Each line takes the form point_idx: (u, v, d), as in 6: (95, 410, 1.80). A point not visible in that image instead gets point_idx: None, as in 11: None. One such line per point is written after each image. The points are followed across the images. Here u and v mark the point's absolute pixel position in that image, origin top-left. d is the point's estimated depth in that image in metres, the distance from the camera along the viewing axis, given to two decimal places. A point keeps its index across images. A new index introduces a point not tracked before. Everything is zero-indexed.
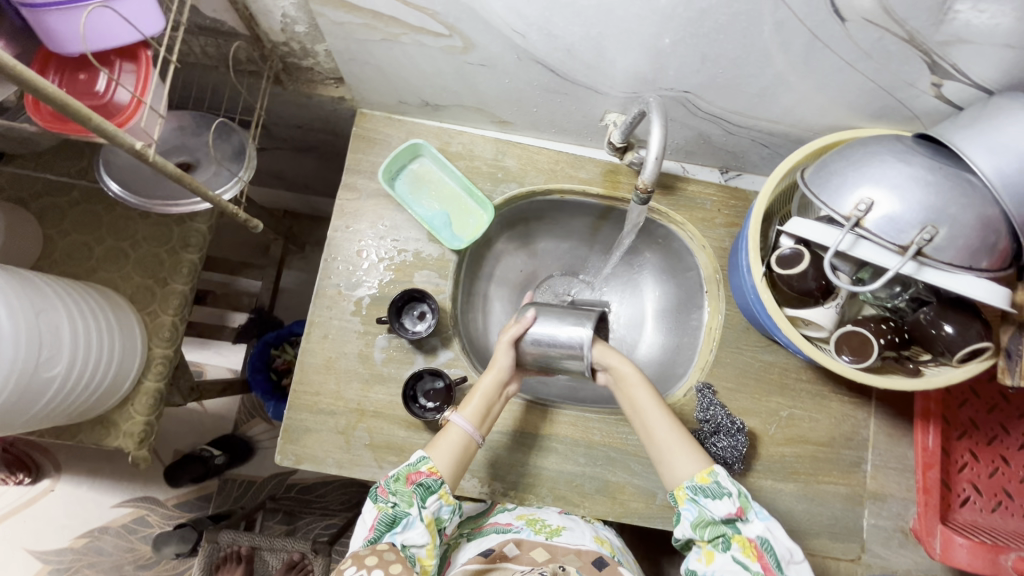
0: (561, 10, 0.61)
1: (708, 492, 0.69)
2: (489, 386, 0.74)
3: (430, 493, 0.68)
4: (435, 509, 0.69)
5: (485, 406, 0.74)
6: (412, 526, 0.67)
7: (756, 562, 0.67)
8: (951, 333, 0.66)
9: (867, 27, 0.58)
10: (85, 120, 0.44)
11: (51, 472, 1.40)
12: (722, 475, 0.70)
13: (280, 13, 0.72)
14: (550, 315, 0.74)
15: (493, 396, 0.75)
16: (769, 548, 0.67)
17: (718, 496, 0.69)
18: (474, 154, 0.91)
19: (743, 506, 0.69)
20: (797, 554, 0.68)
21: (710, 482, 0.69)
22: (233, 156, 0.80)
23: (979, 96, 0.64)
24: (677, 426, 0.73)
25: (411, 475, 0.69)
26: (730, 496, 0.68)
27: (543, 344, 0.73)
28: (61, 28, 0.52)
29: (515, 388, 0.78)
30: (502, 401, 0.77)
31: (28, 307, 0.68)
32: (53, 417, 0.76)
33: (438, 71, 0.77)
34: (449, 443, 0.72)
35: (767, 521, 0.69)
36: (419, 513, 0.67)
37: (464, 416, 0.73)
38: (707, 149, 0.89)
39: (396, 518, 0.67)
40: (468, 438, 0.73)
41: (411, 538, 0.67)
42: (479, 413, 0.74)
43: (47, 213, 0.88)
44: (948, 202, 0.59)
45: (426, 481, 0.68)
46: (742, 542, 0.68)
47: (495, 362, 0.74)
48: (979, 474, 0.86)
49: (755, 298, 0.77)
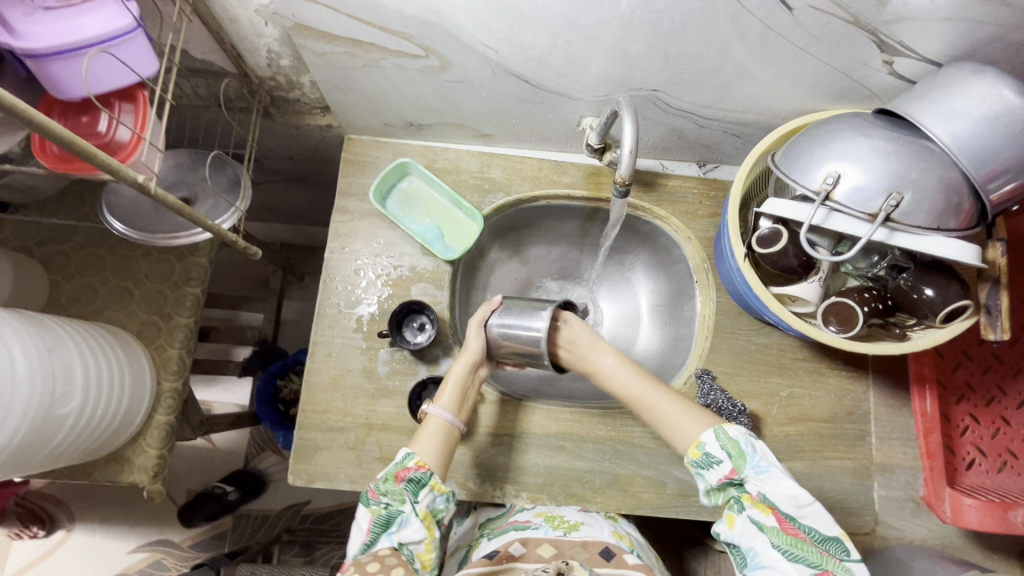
0: (528, 22, 0.65)
1: (702, 462, 0.72)
2: (461, 371, 0.79)
3: (421, 487, 0.70)
4: (429, 501, 0.71)
5: (460, 393, 0.79)
6: (407, 523, 0.68)
7: (769, 516, 0.67)
8: (932, 296, 0.68)
9: (813, 14, 0.62)
10: (90, 157, 0.47)
11: (65, 523, 1.40)
12: (710, 444, 0.71)
13: (265, 49, 0.76)
14: (516, 308, 0.81)
15: (467, 380, 0.80)
16: (773, 500, 0.67)
17: (711, 465, 0.71)
18: (460, 168, 0.95)
19: (737, 467, 0.69)
20: (806, 497, 0.67)
21: (700, 455, 0.71)
22: (229, 187, 0.84)
23: (929, 69, 0.68)
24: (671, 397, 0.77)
25: (400, 473, 0.71)
26: (721, 463, 0.70)
27: (508, 330, 0.80)
28: (64, 74, 0.55)
29: (484, 373, 0.83)
30: (476, 386, 0.81)
31: (40, 346, 0.70)
32: (69, 454, 0.77)
33: (419, 92, 0.81)
34: (430, 433, 0.75)
35: (768, 471, 0.68)
36: (412, 508, 0.69)
37: (441, 405, 0.77)
38: (683, 144, 0.93)
39: (389, 519, 0.68)
40: (448, 424, 0.76)
41: (407, 535, 0.68)
42: (455, 399, 0.78)
43: (52, 260, 0.91)
44: (910, 168, 0.62)
45: (415, 475, 0.70)
46: (750, 499, 0.69)
47: (468, 345, 0.80)
48: (982, 436, 0.87)
49: (742, 282, 0.79)
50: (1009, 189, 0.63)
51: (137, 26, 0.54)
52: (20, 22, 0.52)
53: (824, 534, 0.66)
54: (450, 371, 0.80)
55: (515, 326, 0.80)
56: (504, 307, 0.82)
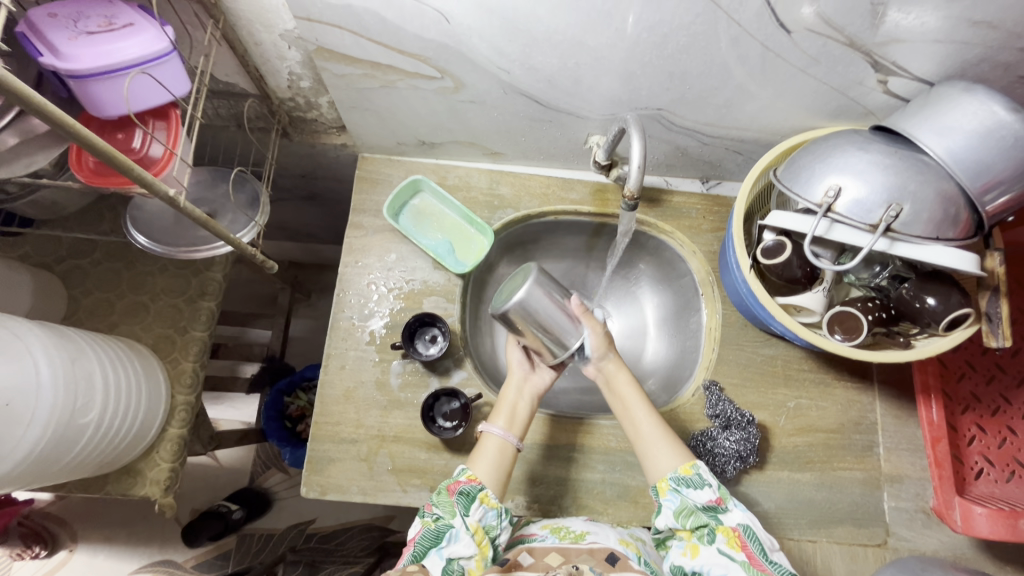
0: (539, 45, 0.68)
1: (690, 483, 0.72)
2: (517, 381, 0.83)
3: (471, 500, 0.72)
4: (480, 515, 0.71)
5: (512, 408, 0.81)
6: (456, 538, 0.69)
7: (740, 552, 0.69)
8: (934, 305, 0.70)
9: (811, 36, 0.65)
10: (128, 169, 0.50)
11: (68, 543, 1.39)
12: (703, 468, 0.74)
13: (286, 71, 0.80)
14: (551, 289, 0.74)
15: (518, 397, 0.82)
16: (751, 535, 0.69)
17: (699, 486, 0.72)
18: (470, 185, 0.98)
19: (722, 496, 0.72)
20: (776, 544, 0.71)
21: (692, 474, 0.73)
22: (249, 204, 0.86)
23: (922, 88, 0.71)
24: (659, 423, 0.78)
25: (451, 486, 0.74)
26: (710, 486, 0.72)
27: (544, 316, 0.74)
28: (104, 94, 0.58)
29: (544, 382, 0.84)
30: (530, 399, 0.82)
31: (64, 355, 0.72)
32: (84, 465, 0.78)
33: (432, 112, 0.84)
34: (486, 451, 0.77)
35: (746, 510, 0.72)
36: (462, 522, 0.70)
37: (496, 424, 0.79)
38: (686, 161, 0.96)
39: (438, 534, 0.69)
40: (503, 442, 0.77)
41: (456, 550, 0.68)
42: (508, 415, 0.80)
43: (71, 275, 0.93)
44: (907, 181, 0.64)
45: (466, 488, 0.72)
46: (725, 531, 0.70)
47: (512, 363, 0.85)
48: (989, 446, 0.88)
49: (748, 292, 0.81)
50: (1004, 201, 0.65)
51: (173, 49, 0.58)
52: (64, 45, 0.55)
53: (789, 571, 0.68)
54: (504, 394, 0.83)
55: (564, 296, 0.76)
56: (538, 282, 0.73)
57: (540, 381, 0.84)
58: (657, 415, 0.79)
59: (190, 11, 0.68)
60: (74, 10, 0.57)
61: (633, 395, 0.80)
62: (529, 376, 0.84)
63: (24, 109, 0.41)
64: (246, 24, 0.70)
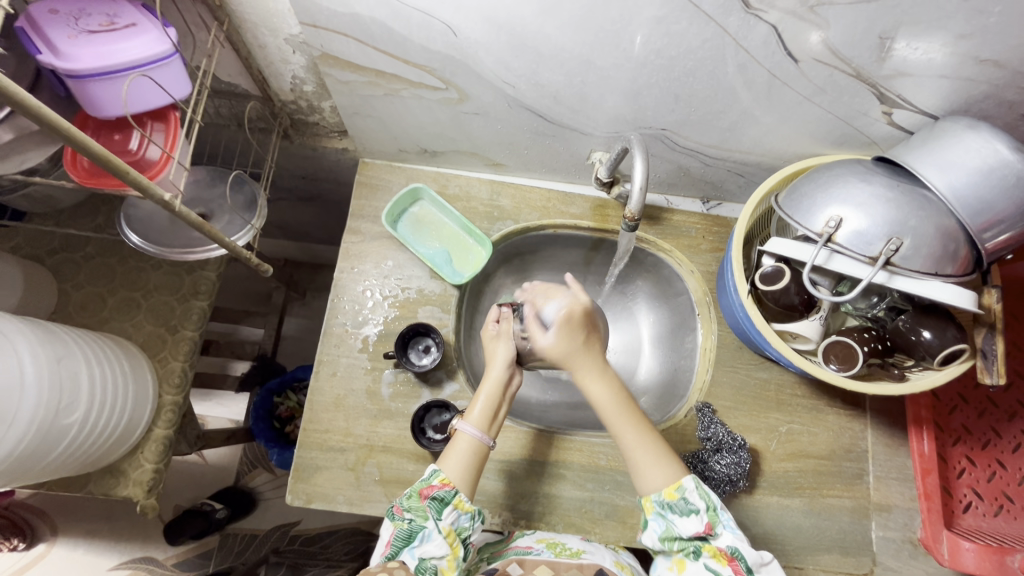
0: (546, 62, 0.68)
1: (676, 508, 0.70)
2: (500, 377, 0.79)
3: (445, 505, 0.70)
4: (453, 518, 0.70)
5: (491, 408, 0.78)
6: (429, 539, 0.69)
7: (727, 568, 0.66)
8: (930, 338, 0.70)
9: (818, 66, 0.65)
10: (123, 173, 0.50)
11: (47, 537, 1.35)
12: (690, 491, 0.71)
13: (290, 75, 0.79)
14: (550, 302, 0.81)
15: (498, 398, 0.79)
16: (740, 556, 0.67)
17: (685, 512, 0.70)
18: (471, 195, 0.98)
19: (711, 522, 0.69)
20: (766, 557, 0.69)
21: (677, 498, 0.70)
22: (246, 206, 0.85)
23: (926, 121, 0.71)
24: (654, 440, 0.74)
25: (424, 490, 0.72)
26: (697, 513, 0.69)
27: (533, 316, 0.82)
28: (103, 94, 0.57)
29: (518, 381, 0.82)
30: (508, 400, 0.81)
31: (49, 354, 0.71)
32: (66, 466, 0.76)
33: (435, 121, 0.84)
34: (459, 451, 0.75)
35: (736, 531, 0.69)
36: (435, 525, 0.69)
37: (471, 422, 0.77)
38: (688, 181, 0.96)
39: (412, 533, 0.69)
40: (478, 442, 0.75)
41: (429, 550, 0.68)
42: (486, 416, 0.78)
43: (63, 268, 0.92)
44: (909, 215, 0.64)
45: (439, 493, 0.70)
46: (712, 550, 0.69)
47: (496, 354, 0.81)
48: (978, 479, 0.89)
49: (744, 316, 0.80)
50: (1004, 239, 0.65)
51: (174, 52, 0.57)
52: (63, 43, 0.54)
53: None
54: (480, 389, 0.80)
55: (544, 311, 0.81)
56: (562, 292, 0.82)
57: (518, 382, 0.82)
58: (652, 432, 0.74)
59: (195, 12, 0.67)
60: (76, 7, 0.56)
61: (618, 419, 0.74)
62: (509, 375, 0.81)
63: (14, 109, 0.40)
64: (251, 26, 0.69)
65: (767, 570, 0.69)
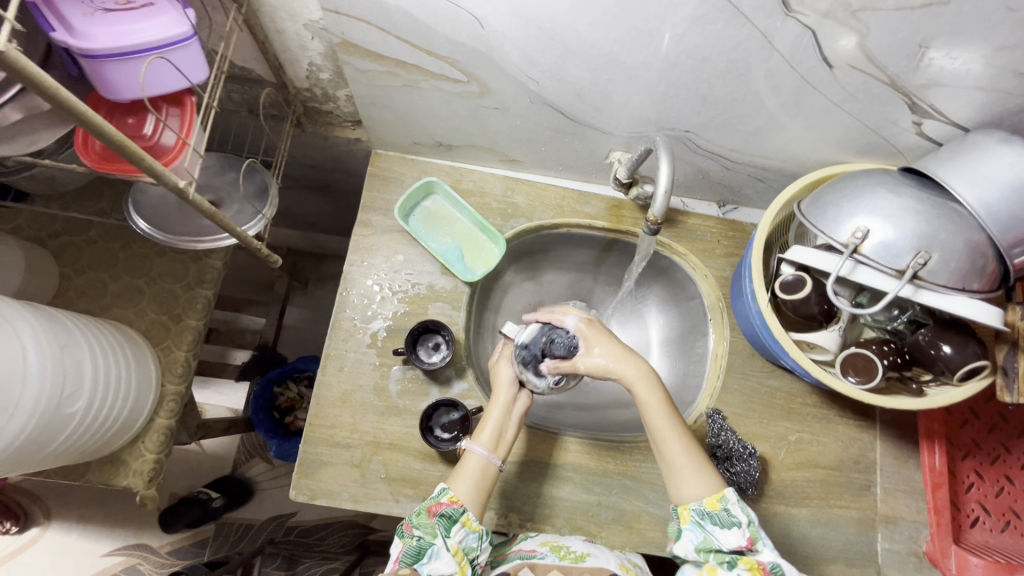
0: (574, 58, 0.66)
1: (716, 519, 0.68)
2: (505, 401, 0.80)
3: (453, 522, 0.70)
4: (461, 537, 0.70)
5: (498, 429, 0.78)
6: (438, 556, 0.68)
7: None
8: (950, 353, 0.69)
9: (853, 73, 0.63)
10: (139, 160, 0.48)
11: (40, 520, 1.35)
12: (732, 503, 0.68)
13: (307, 61, 0.77)
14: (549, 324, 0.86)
15: (505, 419, 0.79)
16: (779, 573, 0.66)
17: (726, 525, 0.68)
18: (485, 191, 0.96)
19: (753, 537, 0.67)
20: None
21: (718, 509, 0.68)
22: (257, 195, 0.83)
23: (956, 132, 0.70)
24: (691, 447, 0.73)
25: (433, 508, 0.72)
26: (739, 526, 0.67)
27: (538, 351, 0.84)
28: (120, 76, 0.55)
29: (528, 399, 0.82)
30: (515, 424, 0.80)
31: (53, 342, 0.69)
32: (67, 454, 0.75)
33: (453, 114, 0.82)
34: (468, 471, 0.74)
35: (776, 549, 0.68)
36: (444, 543, 0.69)
37: (480, 443, 0.76)
38: (706, 184, 0.94)
39: (421, 550, 0.68)
40: (486, 462, 0.75)
41: (437, 568, 0.67)
42: (493, 437, 0.77)
43: (64, 252, 0.90)
44: (939, 229, 0.63)
45: (447, 511, 0.70)
46: (749, 563, 0.66)
47: (501, 378, 0.82)
48: (986, 494, 0.89)
49: (761, 323, 0.79)
50: None
51: (193, 33, 0.55)
52: (79, 21, 0.52)
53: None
54: (488, 411, 0.80)
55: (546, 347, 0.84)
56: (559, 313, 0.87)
57: (526, 402, 0.82)
58: (688, 438, 0.73)
59: None
60: None
61: (665, 426, 0.73)
62: (514, 398, 0.81)
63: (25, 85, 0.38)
64: (270, 10, 0.67)
65: None
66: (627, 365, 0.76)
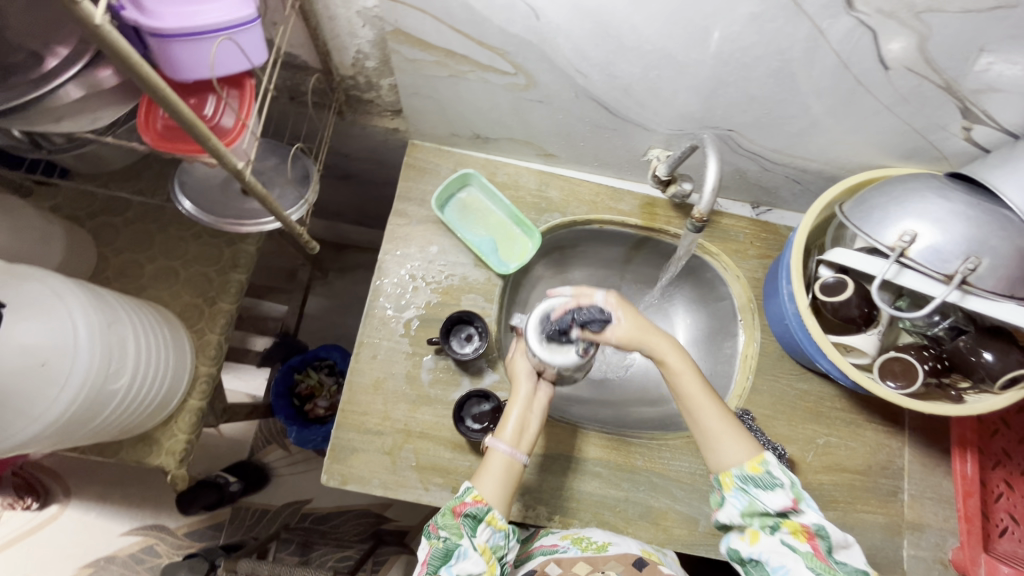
0: (625, 53, 0.66)
1: (760, 483, 0.68)
2: (524, 395, 0.79)
3: (479, 522, 0.70)
4: (487, 535, 0.70)
5: (519, 422, 0.77)
6: (465, 556, 0.68)
7: (806, 543, 0.66)
8: (991, 360, 0.69)
9: (908, 75, 0.63)
10: (205, 140, 0.49)
11: (60, 497, 1.36)
12: (773, 466, 0.69)
13: (354, 49, 0.77)
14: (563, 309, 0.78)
15: (526, 411, 0.79)
16: (824, 534, 0.65)
17: (770, 487, 0.68)
18: (519, 184, 0.96)
19: (798, 497, 0.67)
20: (847, 537, 0.67)
21: (761, 472, 0.69)
22: (299, 180, 0.84)
23: (1005, 139, 0.70)
24: (725, 414, 0.73)
25: (457, 508, 0.72)
26: (782, 487, 0.67)
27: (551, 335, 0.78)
28: (185, 56, 0.56)
29: (547, 391, 0.81)
30: (537, 414, 0.79)
31: (102, 319, 0.70)
32: (107, 431, 0.75)
33: (495, 106, 0.82)
34: (493, 469, 0.74)
35: (819, 509, 0.67)
36: (470, 542, 0.69)
37: (503, 439, 0.76)
38: (742, 184, 0.94)
39: (448, 552, 0.68)
40: (510, 459, 0.75)
41: (466, 567, 0.67)
42: (516, 431, 0.77)
43: (102, 232, 0.91)
44: (989, 235, 0.63)
45: (473, 510, 0.71)
46: (793, 526, 0.66)
47: (518, 370, 0.81)
48: (1015, 504, 0.90)
49: (798, 325, 0.79)
50: None
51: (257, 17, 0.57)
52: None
53: (856, 570, 0.65)
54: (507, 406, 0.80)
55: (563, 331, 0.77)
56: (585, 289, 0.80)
57: (547, 393, 0.81)
58: (721, 405, 0.73)
59: None
60: None
61: (701, 394, 0.73)
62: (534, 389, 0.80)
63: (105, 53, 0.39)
64: None
65: (850, 551, 0.67)
66: (661, 339, 0.75)
